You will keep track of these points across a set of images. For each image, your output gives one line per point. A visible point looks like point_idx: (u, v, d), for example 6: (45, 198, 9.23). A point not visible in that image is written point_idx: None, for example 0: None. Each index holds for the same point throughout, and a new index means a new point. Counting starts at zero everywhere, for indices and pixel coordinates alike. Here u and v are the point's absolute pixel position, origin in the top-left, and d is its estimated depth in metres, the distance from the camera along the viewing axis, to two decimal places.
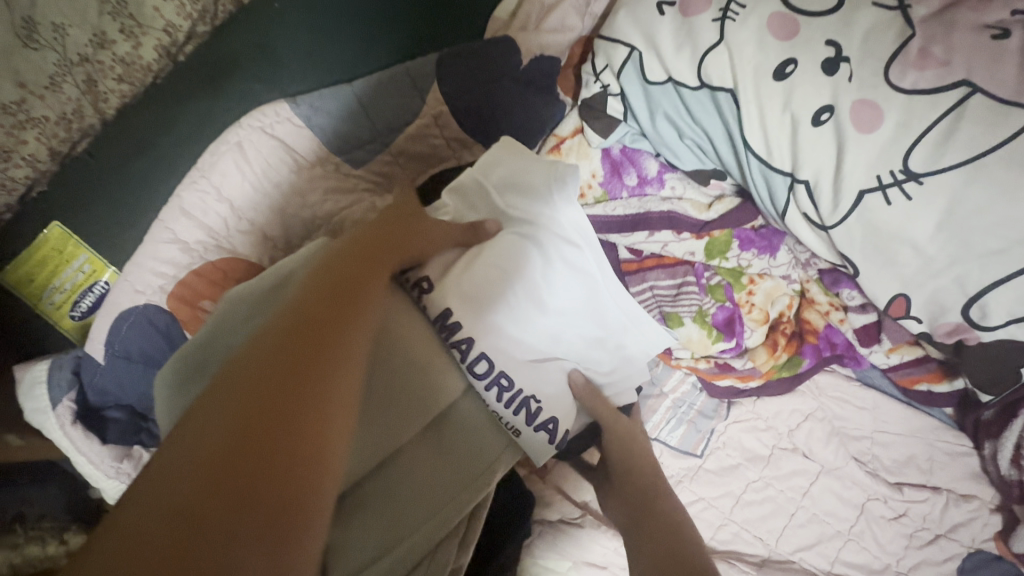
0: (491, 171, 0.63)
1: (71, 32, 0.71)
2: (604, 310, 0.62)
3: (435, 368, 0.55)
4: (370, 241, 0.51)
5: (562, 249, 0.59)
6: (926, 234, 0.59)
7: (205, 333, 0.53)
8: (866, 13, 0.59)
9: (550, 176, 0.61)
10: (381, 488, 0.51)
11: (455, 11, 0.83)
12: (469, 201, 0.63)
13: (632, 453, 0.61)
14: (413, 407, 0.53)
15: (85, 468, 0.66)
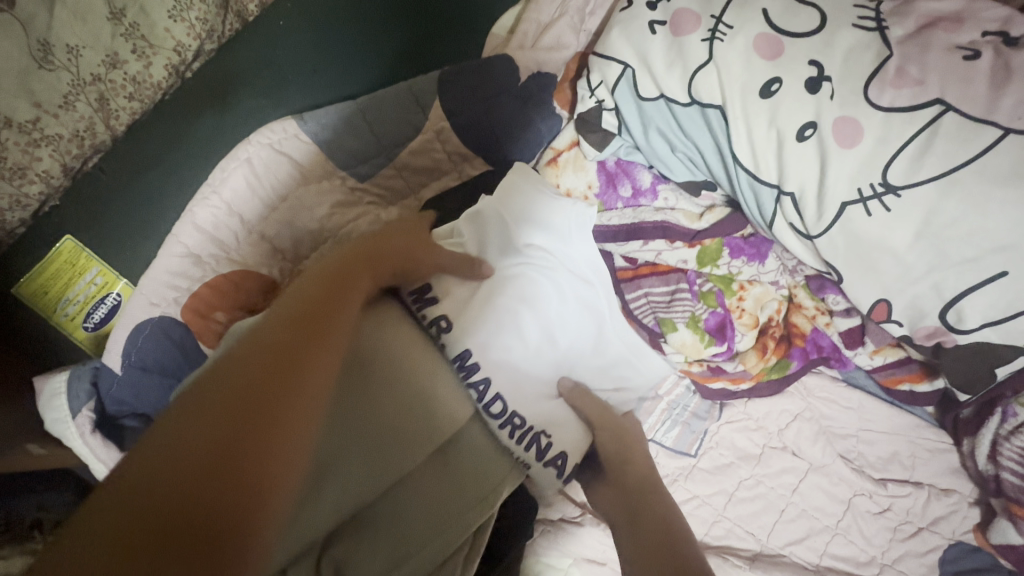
0: (503, 201, 0.66)
1: (84, 54, 0.73)
2: (600, 339, 0.68)
3: (436, 396, 0.57)
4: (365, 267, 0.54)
5: (572, 285, 0.66)
6: (905, 243, 0.63)
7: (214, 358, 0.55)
8: (846, 34, 0.63)
9: (565, 214, 0.67)
10: (388, 510, 0.54)
11: (453, 29, 0.87)
12: (486, 230, 0.64)
13: (625, 448, 0.64)
14: (414, 429, 0.55)
15: (103, 475, 0.68)
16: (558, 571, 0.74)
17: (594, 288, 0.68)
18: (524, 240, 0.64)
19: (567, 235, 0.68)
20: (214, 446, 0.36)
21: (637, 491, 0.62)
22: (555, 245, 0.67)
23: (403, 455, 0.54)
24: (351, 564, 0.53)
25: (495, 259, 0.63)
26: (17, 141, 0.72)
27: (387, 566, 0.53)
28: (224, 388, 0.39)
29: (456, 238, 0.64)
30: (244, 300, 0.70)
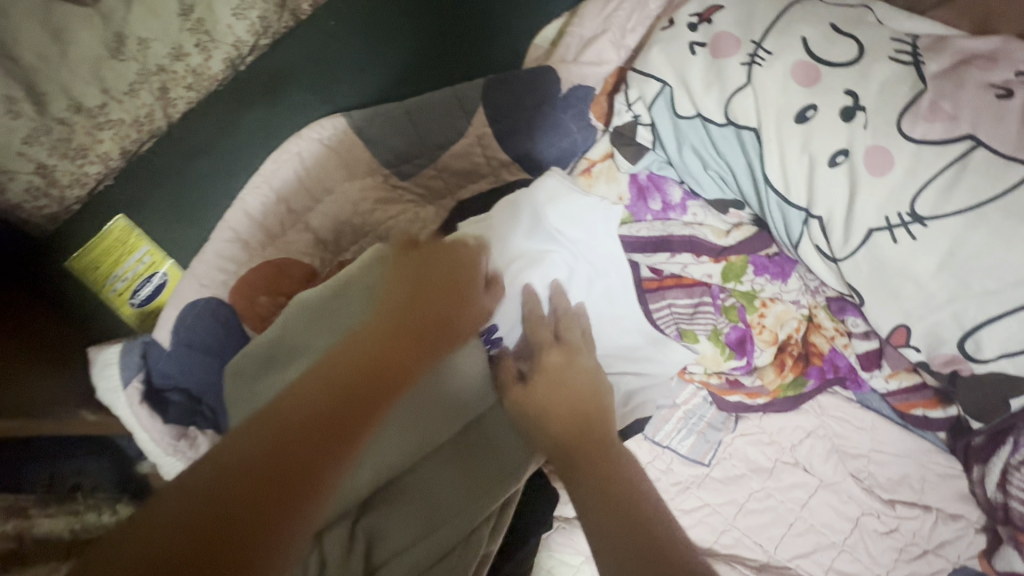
0: (537, 192, 0.69)
1: (152, 45, 0.76)
2: (617, 328, 0.72)
3: (470, 386, 0.62)
4: (427, 269, 0.57)
5: (596, 275, 0.71)
6: (928, 271, 0.65)
7: (275, 331, 0.62)
8: (883, 66, 0.66)
9: (595, 214, 0.70)
10: (420, 484, 0.60)
11: (499, 37, 0.90)
12: (519, 214, 0.68)
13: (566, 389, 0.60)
14: (446, 415, 0.61)
15: (146, 445, 0.70)
16: (569, 567, 0.77)
17: (617, 282, 0.72)
18: (554, 229, 0.69)
19: (593, 233, 0.70)
20: (268, 454, 0.41)
21: (574, 443, 0.57)
22: (581, 239, 0.70)
23: (436, 436, 0.60)
24: (382, 534, 0.57)
25: (524, 242, 0.68)
26: (83, 125, 0.75)
27: (413, 538, 0.58)
28: (288, 398, 0.44)
29: (491, 227, 0.67)
30: (286, 287, 0.73)
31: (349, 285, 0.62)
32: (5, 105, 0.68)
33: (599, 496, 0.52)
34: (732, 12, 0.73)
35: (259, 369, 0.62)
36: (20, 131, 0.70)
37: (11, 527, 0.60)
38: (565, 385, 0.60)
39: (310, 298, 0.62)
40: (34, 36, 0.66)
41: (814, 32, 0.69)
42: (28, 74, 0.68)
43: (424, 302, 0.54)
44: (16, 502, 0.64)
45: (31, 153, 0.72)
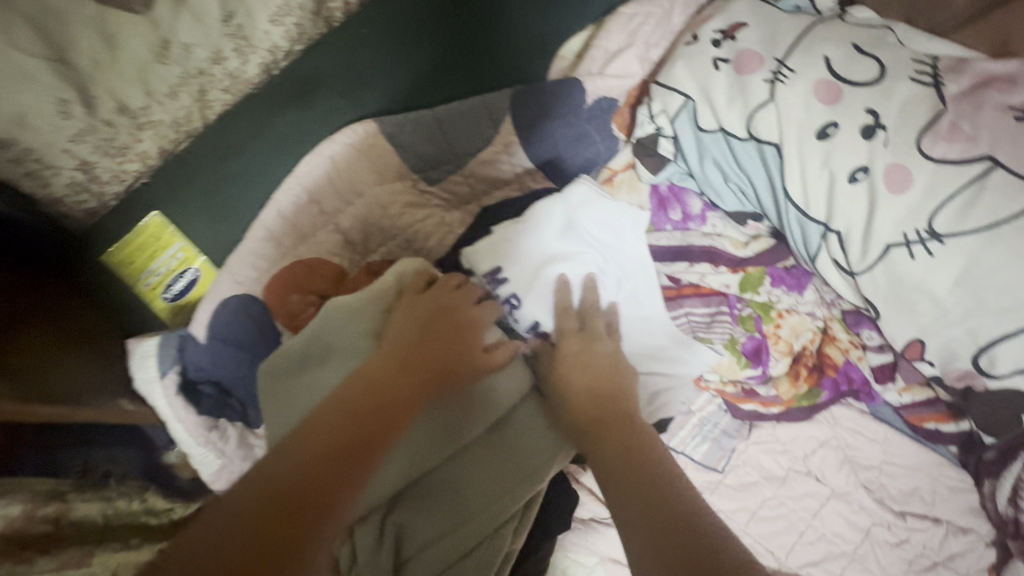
0: (569, 196, 0.70)
1: (195, 50, 0.77)
2: (644, 329, 0.72)
3: (492, 389, 0.64)
4: (434, 308, 0.63)
5: (631, 278, 0.72)
6: (944, 287, 0.66)
7: (307, 334, 0.66)
8: (904, 87, 0.67)
9: (622, 218, 0.71)
10: (447, 480, 0.64)
11: (524, 49, 0.92)
12: (552, 219, 0.70)
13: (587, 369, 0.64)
14: (471, 417, 0.63)
15: (179, 434, 0.74)
16: (584, 568, 0.78)
17: (643, 284, 0.72)
18: (585, 231, 0.71)
19: (621, 236, 0.72)
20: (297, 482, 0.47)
21: (594, 421, 0.60)
22: (610, 242, 0.72)
23: (462, 436, 0.63)
24: (411, 526, 0.62)
25: (560, 245, 0.70)
26: (124, 126, 0.77)
27: (442, 531, 0.62)
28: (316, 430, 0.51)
29: (526, 228, 0.69)
30: (316, 285, 0.75)
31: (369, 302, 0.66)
32: (58, 107, 0.70)
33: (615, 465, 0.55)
34: (756, 31, 0.76)
35: (293, 372, 0.66)
36: (69, 130, 0.73)
37: (49, 510, 0.64)
38: (584, 366, 0.64)
39: (341, 303, 0.66)
40: (89, 42, 0.68)
41: (837, 51, 0.71)
42: (80, 77, 0.70)
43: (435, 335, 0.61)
44: (56, 486, 0.68)
45: (76, 151, 0.75)
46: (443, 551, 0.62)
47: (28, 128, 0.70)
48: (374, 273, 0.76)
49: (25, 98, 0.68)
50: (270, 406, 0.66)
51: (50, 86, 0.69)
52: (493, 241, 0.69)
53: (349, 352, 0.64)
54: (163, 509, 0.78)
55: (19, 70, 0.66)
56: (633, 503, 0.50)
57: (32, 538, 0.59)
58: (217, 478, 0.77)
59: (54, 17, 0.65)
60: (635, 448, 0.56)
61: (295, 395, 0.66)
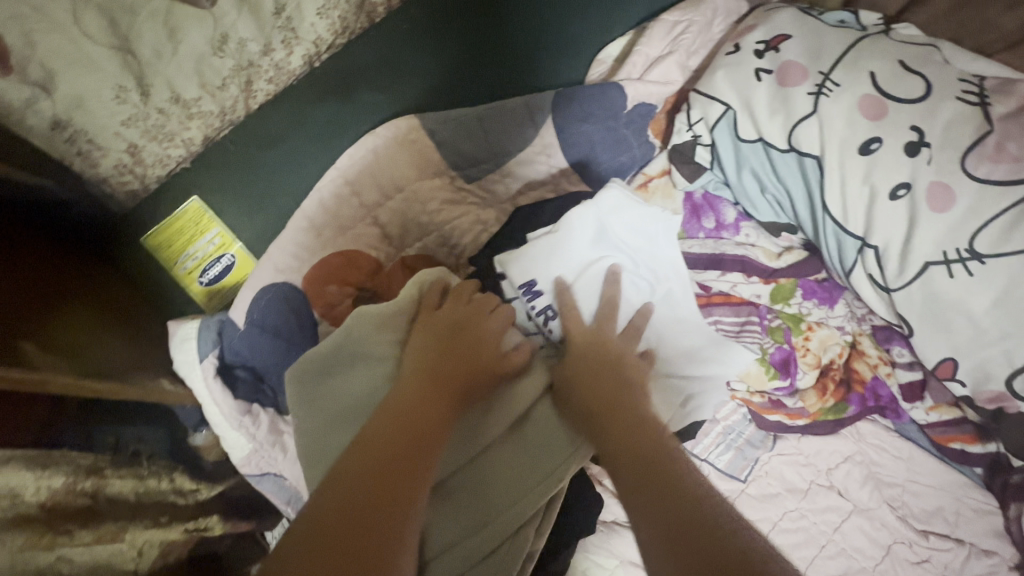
0: (599, 203, 0.71)
1: (251, 46, 0.80)
2: (679, 329, 0.73)
3: (515, 388, 0.65)
4: (456, 316, 0.62)
5: (661, 285, 0.73)
6: (982, 307, 0.66)
7: (333, 341, 0.67)
8: (949, 105, 0.67)
9: (655, 223, 0.72)
10: (472, 480, 0.64)
11: (564, 50, 0.92)
12: (584, 223, 0.70)
13: (594, 361, 0.63)
14: (495, 419, 0.64)
15: (214, 417, 0.75)
16: (604, 570, 0.79)
17: (678, 285, 0.73)
18: (617, 237, 0.71)
19: (653, 240, 0.72)
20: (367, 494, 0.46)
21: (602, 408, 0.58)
22: (642, 246, 0.72)
23: (485, 437, 0.64)
24: (435, 528, 0.62)
25: (593, 251, 0.70)
26: (175, 114, 0.79)
27: (468, 531, 0.62)
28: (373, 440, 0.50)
29: (559, 235, 0.70)
30: (354, 277, 0.76)
31: (393, 312, 0.66)
32: (116, 92, 0.73)
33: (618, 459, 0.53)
34: (800, 43, 0.76)
35: (319, 376, 0.67)
36: (122, 115, 0.75)
37: (87, 484, 0.64)
38: (602, 359, 0.63)
39: (368, 310, 0.66)
40: (153, 33, 0.71)
41: (882, 67, 0.71)
42: (139, 67, 0.73)
43: (464, 337, 0.61)
44: (96, 460, 0.67)
45: (126, 134, 0.77)
46: (469, 550, 0.62)
47: (85, 111, 0.73)
48: (409, 268, 0.76)
49: (86, 83, 0.70)
50: (295, 411, 0.68)
51: (111, 72, 0.71)
52: (527, 249, 0.69)
53: (375, 360, 0.65)
54: (190, 490, 0.80)
55: (85, 56, 0.69)
56: (646, 487, 0.49)
57: (70, 512, 0.60)
58: (246, 461, 0.78)
59: (125, 9, 0.68)
60: (639, 434, 0.54)
61: (322, 398, 0.66)
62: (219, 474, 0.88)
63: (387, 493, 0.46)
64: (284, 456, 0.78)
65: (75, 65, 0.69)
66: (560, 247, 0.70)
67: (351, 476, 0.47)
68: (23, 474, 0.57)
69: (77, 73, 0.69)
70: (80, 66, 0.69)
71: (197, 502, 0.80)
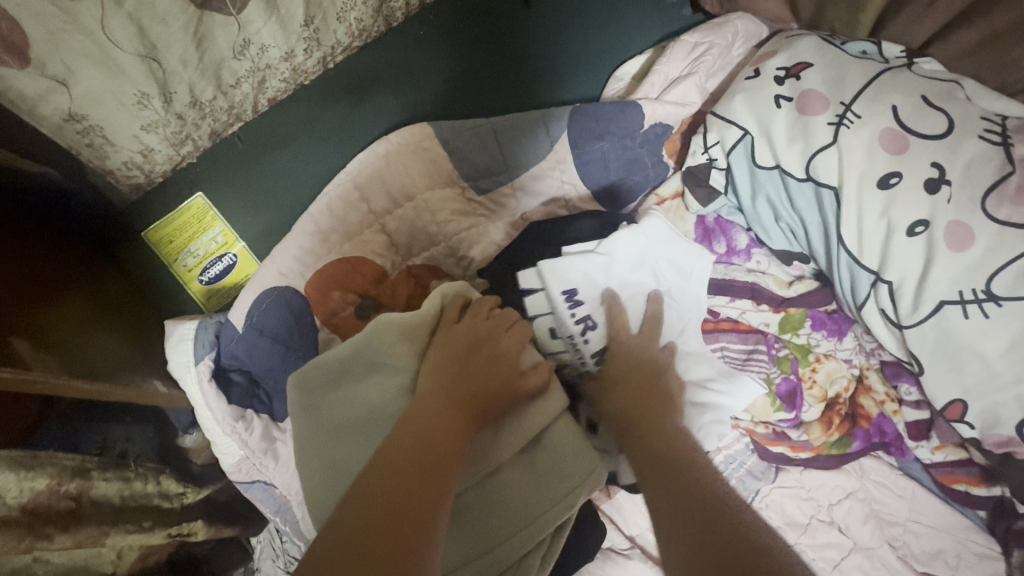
0: (645, 228, 0.72)
1: (270, 51, 0.78)
2: (692, 362, 0.73)
3: (531, 409, 0.63)
4: (476, 332, 0.61)
5: (683, 313, 0.73)
6: (996, 350, 0.64)
7: (346, 349, 0.65)
8: (971, 143, 0.66)
9: (694, 259, 0.74)
10: (479, 503, 0.61)
11: (581, 66, 0.91)
12: (627, 243, 0.71)
13: (640, 364, 0.67)
14: (509, 438, 0.62)
15: (207, 421, 0.73)
16: None
17: (694, 318, 0.74)
18: (654, 263, 0.72)
19: (684, 272, 0.74)
20: (393, 505, 0.44)
21: (635, 409, 0.63)
22: (673, 277, 0.73)
23: (495, 459, 0.62)
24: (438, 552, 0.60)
25: (632, 270, 0.71)
26: (191, 114, 0.77)
27: (471, 556, 0.60)
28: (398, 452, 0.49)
29: (604, 250, 0.70)
30: (358, 284, 0.75)
31: (415, 324, 0.64)
32: (137, 97, 0.71)
33: (653, 462, 0.57)
34: (821, 71, 0.75)
35: (327, 386, 0.65)
36: (143, 122, 0.74)
37: (72, 487, 0.61)
38: (645, 363, 0.67)
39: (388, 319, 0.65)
40: (180, 44, 0.69)
41: (905, 101, 0.69)
42: (162, 74, 0.71)
43: (485, 353, 0.60)
44: (82, 461, 0.64)
45: (145, 140, 0.75)
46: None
47: (103, 109, 0.70)
48: (414, 279, 0.78)
49: (106, 85, 0.68)
50: (299, 420, 0.66)
51: (136, 80, 0.69)
52: (578, 258, 0.69)
53: (391, 372, 0.63)
54: (176, 494, 0.77)
55: (109, 60, 0.66)
56: (678, 478, 0.54)
57: (51, 514, 0.57)
58: (237, 468, 0.77)
59: (156, 18, 0.65)
60: (676, 448, 0.58)
61: (329, 410, 0.64)
62: (208, 478, 0.86)
63: (415, 506, 0.45)
64: (275, 464, 0.76)
65: (96, 66, 0.65)
66: (605, 263, 0.70)
67: (374, 479, 0.46)
68: (5, 475, 0.54)
69: (98, 74, 0.66)
70: (103, 69, 0.66)
71: (182, 507, 0.77)
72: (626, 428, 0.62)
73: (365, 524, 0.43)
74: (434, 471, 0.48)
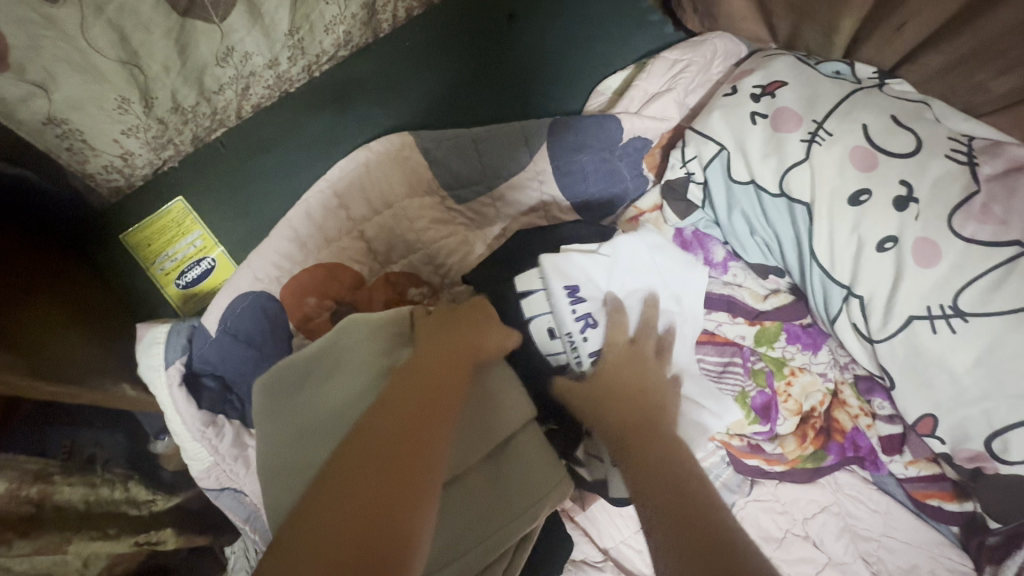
0: (648, 236, 0.75)
1: (254, 59, 0.79)
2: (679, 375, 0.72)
3: (505, 411, 0.64)
4: (457, 329, 0.63)
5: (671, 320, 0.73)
6: (964, 366, 0.65)
7: (313, 349, 0.66)
8: (939, 163, 0.67)
9: (689, 273, 0.76)
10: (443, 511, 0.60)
11: (563, 79, 0.93)
12: (629, 245, 0.73)
13: (634, 367, 0.65)
14: (480, 436, 0.63)
15: (174, 424, 0.72)
16: None
17: (688, 334, 0.74)
18: (654, 270, 0.74)
19: (682, 285, 0.75)
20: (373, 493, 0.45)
21: (631, 412, 0.60)
22: (670, 285, 0.74)
23: (466, 459, 0.62)
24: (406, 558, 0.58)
25: (634, 269, 0.72)
26: (172, 120, 0.78)
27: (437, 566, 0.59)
28: (378, 436, 0.49)
29: (607, 250, 0.72)
30: (334, 290, 0.76)
31: (384, 321, 0.66)
32: (118, 103, 0.71)
33: (652, 475, 0.52)
34: (795, 90, 0.77)
35: (293, 388, 0.65)
36: (123, 125, 0.74)
37: (33, 491, 0.60)
38: (634, 365, 0.65)
39: (360, 318, 0.67)
40: (162, 50, 0.70)
41: (875, 120, 0.71)
42: (144, 80, 0.71)
43: (462, 351, 0.60)
44: (46, 466, 0.64)
45: (124, 142, 0.75)
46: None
47: (84, 115, 0.70)
48: (392, 285, 0.78)
49: (88, 92, 0.68)
50: (264, 423, 0.65)
51: (116, 85, 0.69)
52: (581, 256, 0.70)
53: (357, 368, 0.63)
54: (145, 501, 0.77)
55: (91, 67, 0.66)
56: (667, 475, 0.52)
57: (13, 518, 0.56)
58: (206, 474, 0.75)
59: (139, 26, 0.66)
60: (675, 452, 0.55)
61: (292, 414, 0.64)
62: (179, 485, 0.85)
63: (395, 491, 0.45)
64: (246, 471, 0.75)
65: (78, 73, 0.66)
66: (604, 261, 0.71)
67: (354, 463, 0.46)
68: None
69: (80, 81, 0.66)
70: (85, 75, 0.66)
71: (151, 514, 0.76)
72: (624, 443, 0.58)
73: (346, 517, 0.43)
74: (416, 463, 0.48)
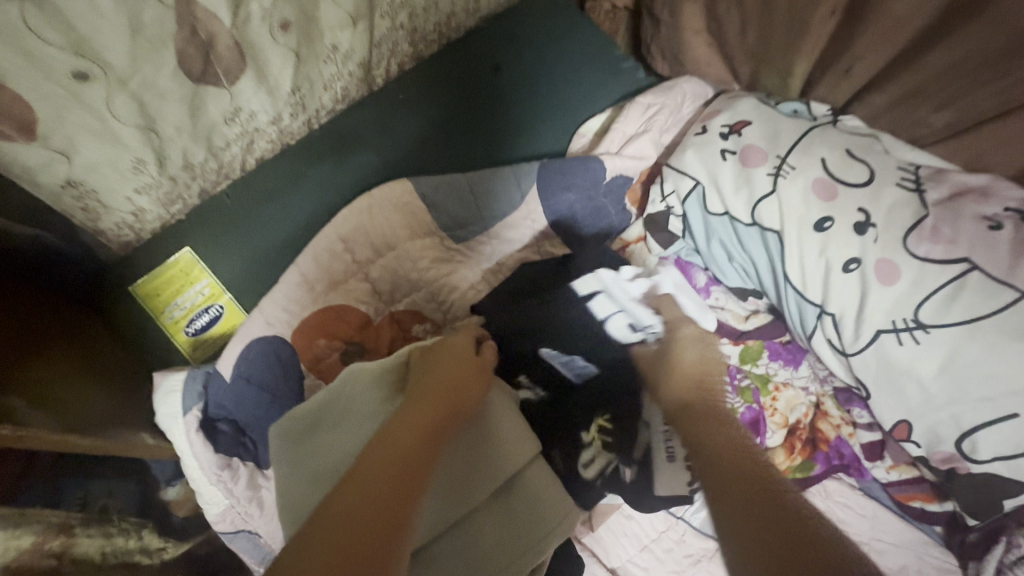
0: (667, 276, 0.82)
1: (259, 116, 0.84)
2: None
3: (507, 448, 0.67)
4: (455, 366, 0.65)
5: None
6: (930, 374, 0.71)
7: (322, 398, 0.69)
8: (891, 190, 0.75)
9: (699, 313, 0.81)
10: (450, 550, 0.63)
11: (546, 122, 1.00)
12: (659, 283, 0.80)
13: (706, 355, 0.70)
14: (483, 474, 0.66)
15: (193, 471, 0.75)
16: None
17: None
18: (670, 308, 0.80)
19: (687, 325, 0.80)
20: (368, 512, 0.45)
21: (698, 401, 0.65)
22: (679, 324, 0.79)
23: (470, 496, 0.65)
24: None
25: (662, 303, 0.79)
26: (180, 176, 0.82)
27: None
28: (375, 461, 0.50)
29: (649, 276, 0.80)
30: (343, 331, 0.79)
31: (386, 368, 0.69)
32: (133, 164, 0.75)
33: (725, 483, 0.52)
34: (759, 128, 0.85)
35: (306, 434, 0.68)
36: (136, 184, 0.78)
37: (56, 544, 0.61)
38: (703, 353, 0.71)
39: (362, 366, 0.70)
40: (176, 114, 0.74)
41: (831, 154, 0.79)
42: (158, 141, 0.76)
43: (459, 386, 0.62)
44: (69, 517, 0.65)
45: (136, 200, 0.79)
46: None
47: (99, 176, 0.74)
48: (397, 323, 0.82)
49: (105, 155, 0.72)
50: (279, 470, 0.68)
51: (132, 148, 0.74)
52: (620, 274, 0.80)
53: (362, 415, 0.66)
54: (157, 549, 0.78)
55: (109, 133, 0.71)
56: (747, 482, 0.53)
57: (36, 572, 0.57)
58: (221, 518, 0.77)
59: (155, 94, 0.70)
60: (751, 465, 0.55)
61: (306, 459, 0.66)
62: (188, 531, 0.86)
63: (388, 513, 0.46)
64: (260, 512, 0.78)
65: (97, 138, 0.70)
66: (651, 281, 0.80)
67: (350, 484, 0.47)
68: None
69: (98, 145, 0.71)
70: (104, 140, 0.71)
71: (163, 561, 0.77)
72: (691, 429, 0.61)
73: (338, 528, 0.43)
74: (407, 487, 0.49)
